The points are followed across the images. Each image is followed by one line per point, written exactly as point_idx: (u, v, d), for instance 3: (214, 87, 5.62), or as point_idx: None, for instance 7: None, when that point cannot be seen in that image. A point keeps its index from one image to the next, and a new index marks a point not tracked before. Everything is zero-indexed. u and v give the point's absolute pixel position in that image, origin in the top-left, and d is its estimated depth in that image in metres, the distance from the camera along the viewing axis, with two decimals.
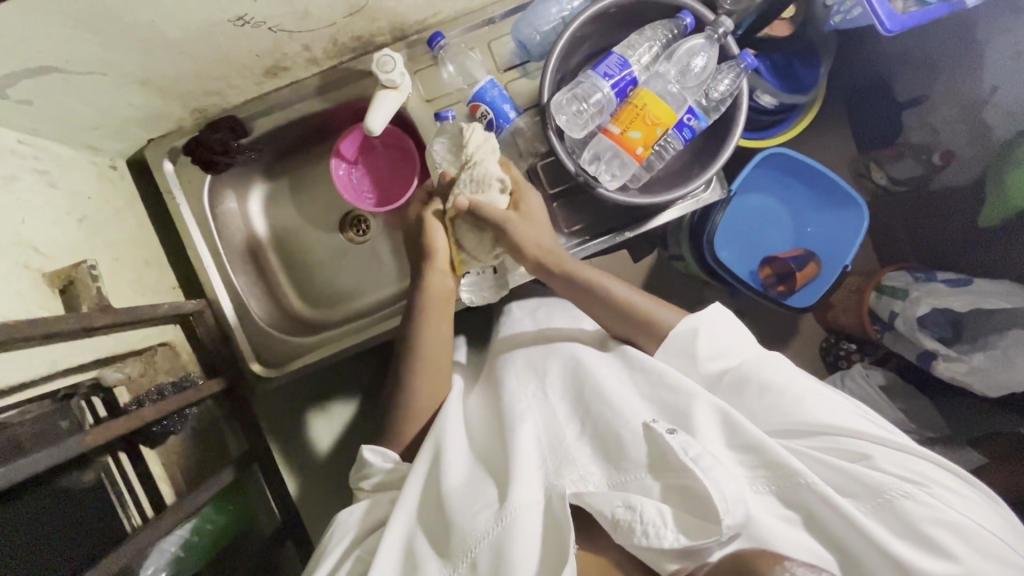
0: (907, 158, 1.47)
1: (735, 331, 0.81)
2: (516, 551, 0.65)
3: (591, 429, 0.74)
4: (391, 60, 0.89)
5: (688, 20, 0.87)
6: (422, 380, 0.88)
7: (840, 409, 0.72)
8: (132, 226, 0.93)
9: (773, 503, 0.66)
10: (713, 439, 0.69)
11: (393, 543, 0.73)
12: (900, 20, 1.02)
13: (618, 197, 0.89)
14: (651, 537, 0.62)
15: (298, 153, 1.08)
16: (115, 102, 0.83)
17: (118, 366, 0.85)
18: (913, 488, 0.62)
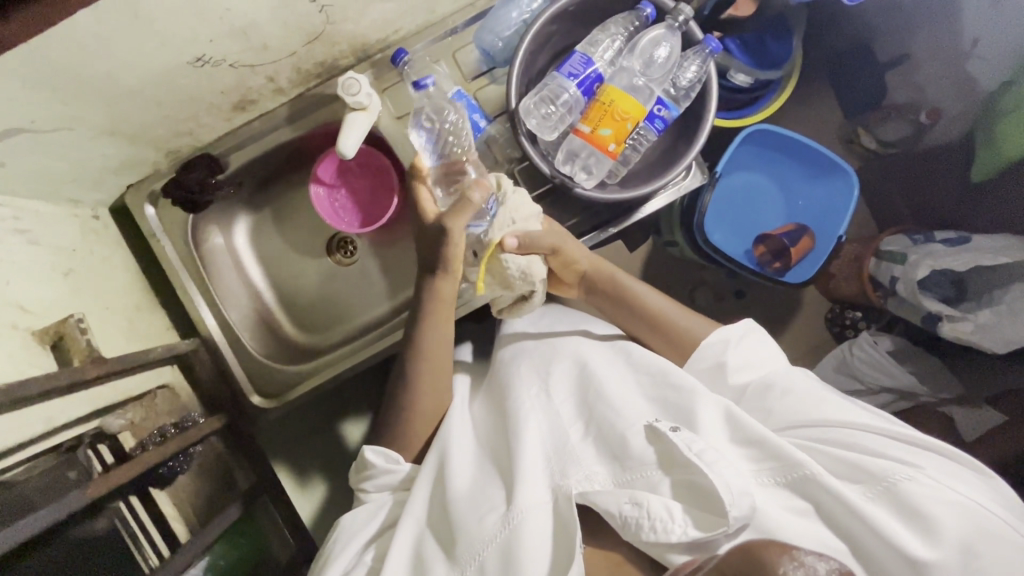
0: (895, 119, 1.47)
1: (764, 348, 0.81)
2: (523, 552, 0.66)
3: (595, 429, 0.74)
4: (356, 82, 0.89)
5: (649, 10, 0.86)
6: (425, 392, 0.87)
7: (841, 403, 0.72)
8: (120, 273, 0.94)
9: (782, 494, 0.66)
10: (718, 434, 0.70)
11: (401, 549, 0.73)
12: None
13: (596, 195, 0.88)
14: (659, 532, 0.62)
15: (276, 182, 1.08)
16: (87, 154, 0.83)
17: (120, 413, 0.85)
18: (914, 471, 0.62)
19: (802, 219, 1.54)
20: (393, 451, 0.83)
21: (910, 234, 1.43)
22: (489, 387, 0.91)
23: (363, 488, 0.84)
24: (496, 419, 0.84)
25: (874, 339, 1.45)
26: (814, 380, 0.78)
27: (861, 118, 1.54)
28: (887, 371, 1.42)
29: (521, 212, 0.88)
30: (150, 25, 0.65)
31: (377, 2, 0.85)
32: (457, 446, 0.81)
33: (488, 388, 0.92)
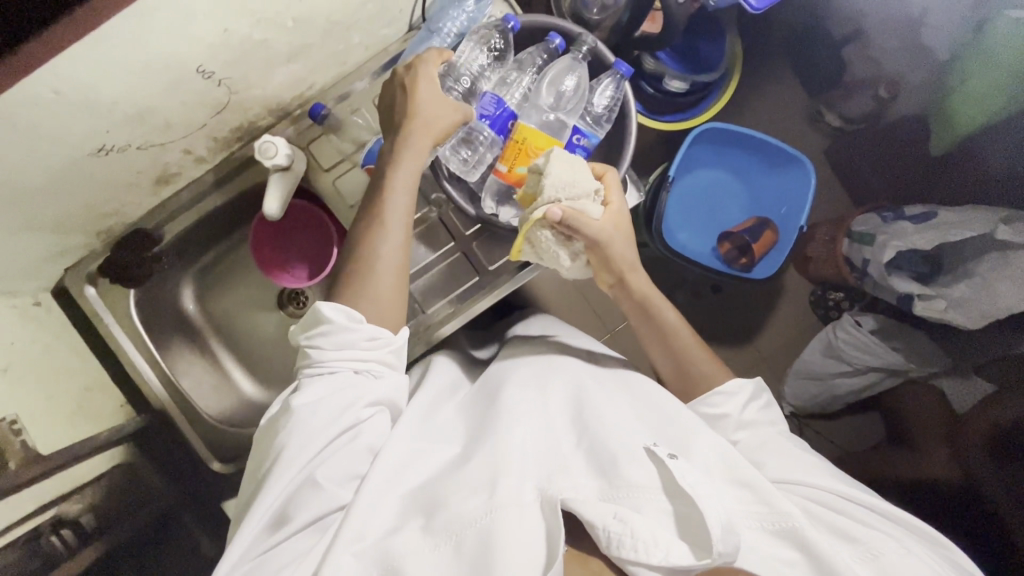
0: (860, 93, 1.46)
1: (770, 409, 0.84)
2: (500, 544, 0.63)
3: (587, 446, 0.75)
4: (272, 145, 0.89)
5: (558, 40, 0.83)
6: (385, 271, 0.77)
7: (821, 468, 0.76)
8: (65, 357, 0.95)
9: (764, 537, 0.66)
10: (710, 470, 0.70)
11: (368, 499, 0.70)
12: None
13: None
14: (640, 552, 0.61)
15: (219, 243, 1.08)
16: (10, 250, 0.84)
17: (77, 498, 0.86)
18: (897, 544, 0.66)
19: (765, 211, 1.52)
20: (356, 313, 0.74)
21: (880, 212, 1.40)
22: (477, 391, 0.91)
23: (312, 348, 0.73)
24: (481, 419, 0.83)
25: (857, 320, 1.38)
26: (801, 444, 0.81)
27: (823, 95, 1.54)
28: (875, 352, 1.36)
29: (575, 188, 0.79)
30: (36, 131, 0.65)
31: (281, 65, 0.85)
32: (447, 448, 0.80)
33: (478, 387, 0.92)
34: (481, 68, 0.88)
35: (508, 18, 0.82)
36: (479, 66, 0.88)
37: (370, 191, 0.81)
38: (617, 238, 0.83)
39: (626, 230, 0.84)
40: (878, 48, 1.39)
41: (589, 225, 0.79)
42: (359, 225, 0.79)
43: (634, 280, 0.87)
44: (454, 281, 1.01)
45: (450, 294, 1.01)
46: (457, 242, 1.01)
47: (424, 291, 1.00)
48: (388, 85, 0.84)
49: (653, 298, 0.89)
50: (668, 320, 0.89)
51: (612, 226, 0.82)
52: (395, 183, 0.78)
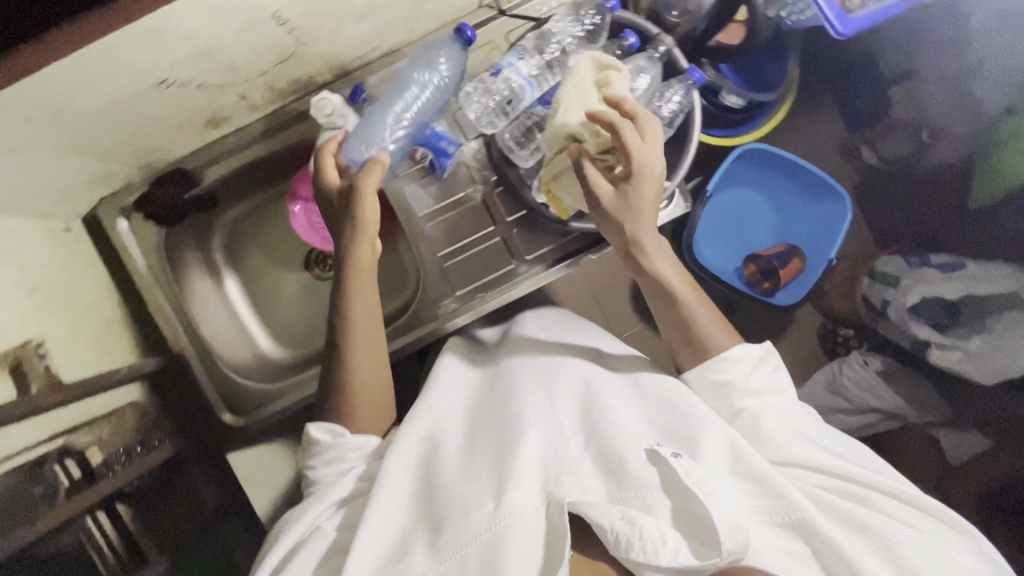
0: (897, 133, 1.43)
1: (775, 385, 0.78)
2: (507, 553, 0.63)
3: (594, 443, 0.72)
4: (329, 102, 0.88)
5: (632, 38, 0.84)
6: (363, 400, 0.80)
7: (836, 449, 0.75)
8: (90, 287, 0.94)
9: (778, 537, 0.66)
10: (718, 463, 0.68)
11: (374, 528, 0.69)
12: (853, 22, 0.91)
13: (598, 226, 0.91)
14: (650, 554, 0.60)
15: (255, 196, 1.07)
16: (52, 172, 0.82)
17: (88, 429, 0.86)
18: (916, 535, 0.65)
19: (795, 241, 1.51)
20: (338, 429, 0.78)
21: (905, 255, 1.39)
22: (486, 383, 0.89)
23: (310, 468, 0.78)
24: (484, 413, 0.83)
25: (864, 359, 1.37)
26: (810, 416, 0.78)
27: (861, 131, 1.48)
28: (874, 392, 1.35)
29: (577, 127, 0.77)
30: (108, 56, 0.64)
31: (352, 23, 0.84)
32: (447, 446, 0.79)
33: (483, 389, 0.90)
34: (573, 40, 0.86)
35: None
36: (571, 36, 0.86)
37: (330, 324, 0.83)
38: (619, 191, 0.75)
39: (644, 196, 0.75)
40: (927, 92, 1.36)
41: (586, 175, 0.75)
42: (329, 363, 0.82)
43: (649, 231, 0.76)
44: (487, 265, 0.99)
45: (479, 279, 1.00)
46: (497, 227, 0.98)
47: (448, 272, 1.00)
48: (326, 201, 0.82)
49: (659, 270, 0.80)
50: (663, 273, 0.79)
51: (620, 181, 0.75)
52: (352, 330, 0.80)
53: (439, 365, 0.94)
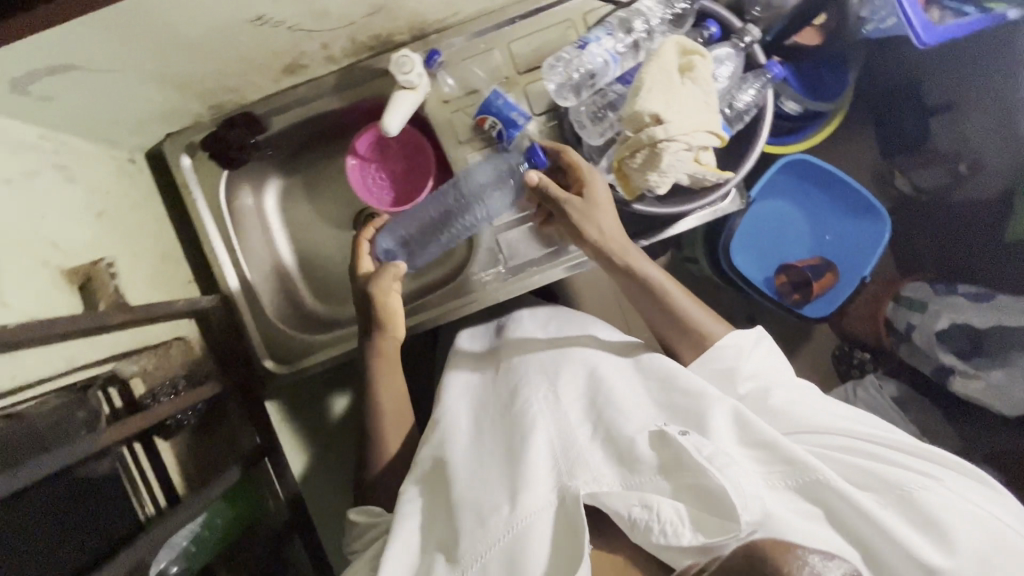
0: (935, 165, 1.40)
1: (775, 362, 0.82)
2: (529, 555, 0.66)
3: (601, 430, 0.74)
4: (410, 60, 0.90)
5: (714, 29, 0.85)
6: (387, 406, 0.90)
7: (842, 415, 0.75)
8: (149, 219, 0.94)
9: (792, 498, 0.65)
10: (726, 437, 0.69)
11: (401, 552, 0.74)
12: (938, 32, 0.86)
13: (659, 210, 0.91)
14: (669, 536, 0.61)
15: (313, 150, 1.09)
16: (133, 98, 0.83)
17: (133, 359, 0.86)
18: (935, 483, 0.63)
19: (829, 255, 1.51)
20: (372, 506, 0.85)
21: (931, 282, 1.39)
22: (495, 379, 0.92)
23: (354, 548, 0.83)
24: (495, 412, 0.85)
25: (880, 383, 1.40)
26: (812, 391, 0.80)
27: (897, 158, 1.47)
28: (887, 415, 1.37)
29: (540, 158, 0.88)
30: None
31: None
32: (457, 448, 0.81)
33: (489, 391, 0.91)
34: (660, 24, 0.85)
35: None
36: (659, 19, 0.86)
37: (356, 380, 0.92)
38: (583, 207, 0.86)
39: (599, 199, 0.86)
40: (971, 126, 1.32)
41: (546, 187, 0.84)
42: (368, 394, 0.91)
43: (609, 232, 0.87)
44: (539, 241, 1.01)
45: (524, 258, 1.02)
46: None
47: (485, 251, 1.02)
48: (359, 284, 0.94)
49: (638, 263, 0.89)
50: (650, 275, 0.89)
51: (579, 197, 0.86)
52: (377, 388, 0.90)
53: (445, 384, 0.97)
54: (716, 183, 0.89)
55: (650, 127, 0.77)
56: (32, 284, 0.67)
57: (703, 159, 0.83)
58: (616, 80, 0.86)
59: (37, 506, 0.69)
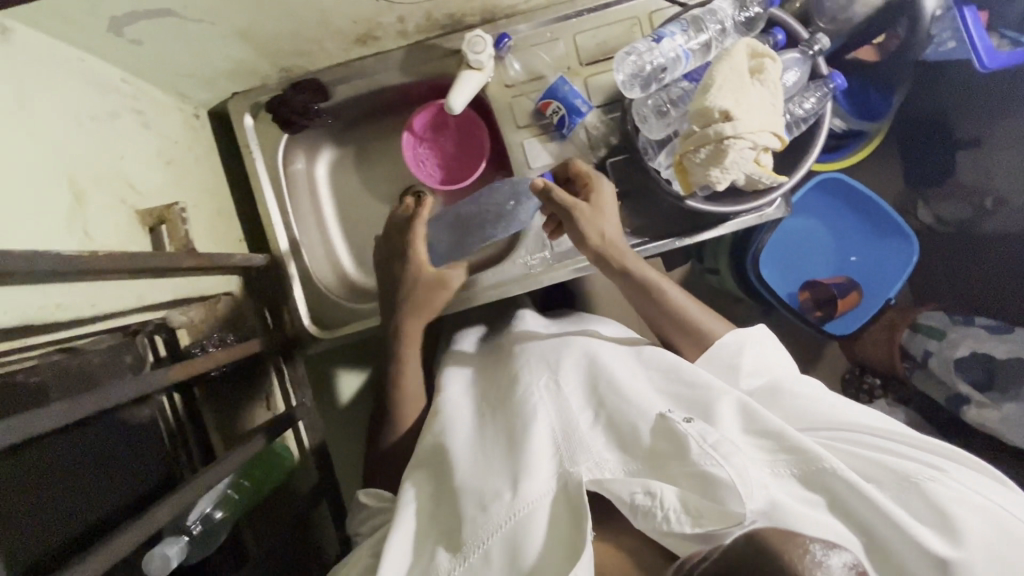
0: (958, 198, 1.36)
1: (775, 356, 0.83)
2: (528, 541, 0.64)
3: (606, 417, 0.74)
4: (484, 40, 0.92)
5: (780, 36, 0.88)
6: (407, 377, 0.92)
7: (843, 408, 0.75)
8: (209, 173, 0.96)
9: (799, 488, 0.64)
10: (731, 426, 0.69)
11: (402, 539, 0.71)
12: (1000, 59, 0.90)
13: (708, 208, 0.91)
14: (673, 523, 0.60)
15: (369, 123, 1.10)
16: (213, 53, 0.85)
17: (182, 310, 0.86)
18: (938, 473, 0.63)
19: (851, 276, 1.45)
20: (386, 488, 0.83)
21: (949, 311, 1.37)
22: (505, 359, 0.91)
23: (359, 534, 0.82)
24: (496, 396, 0.84)
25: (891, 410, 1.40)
26: (815, 384, 0.80)
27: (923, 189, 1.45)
28: None
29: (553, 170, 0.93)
30: None
31: None
32: (458, 433, 0.79)
33: (490, 379, 0.91)
34: (732, 25, 0.87)
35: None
36: (732, 20, 0.88)
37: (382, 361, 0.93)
38: (591, 212, 0.90)
39: (606, 208, 0.91)
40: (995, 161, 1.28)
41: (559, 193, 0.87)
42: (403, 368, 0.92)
43: (612, 234, 0.91)
44: None
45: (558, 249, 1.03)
46: None
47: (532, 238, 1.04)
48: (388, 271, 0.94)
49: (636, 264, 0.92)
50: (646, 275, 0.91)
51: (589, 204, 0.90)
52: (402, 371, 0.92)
53: (446, 376, 0.94)
54: (767, 186, 0.90)
55: (718, 123, 0.79)
56: (109, 219, 0.69)
57: (761, 161, 0.84)
58: (682, 78, 0.90)
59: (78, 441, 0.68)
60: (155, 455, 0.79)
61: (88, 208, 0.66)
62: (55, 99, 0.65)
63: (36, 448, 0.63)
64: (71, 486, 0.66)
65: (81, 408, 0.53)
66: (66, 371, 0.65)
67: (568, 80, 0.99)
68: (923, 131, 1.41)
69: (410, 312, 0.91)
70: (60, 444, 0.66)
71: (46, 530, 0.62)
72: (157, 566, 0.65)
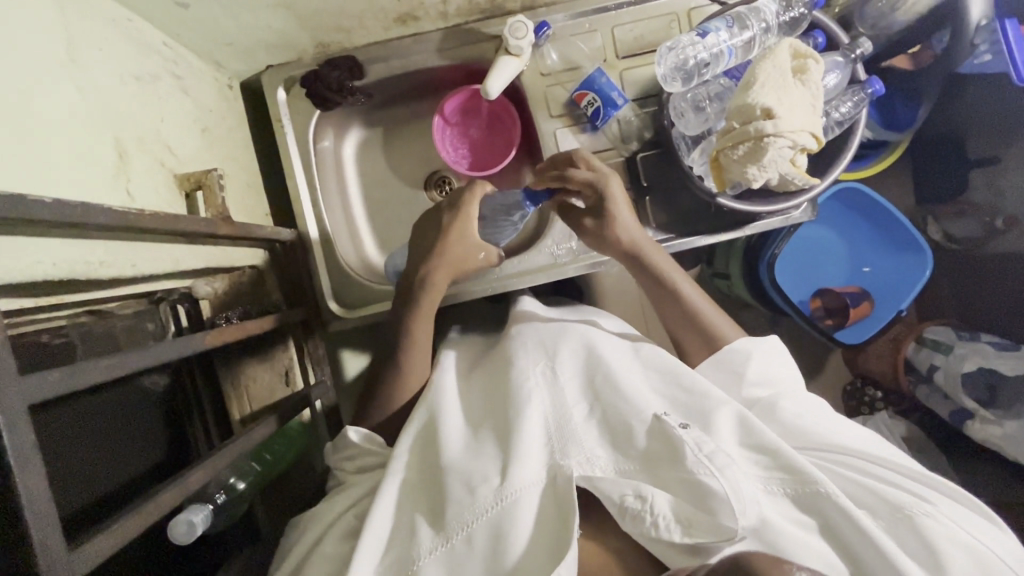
0: (970, 217, 1.37)
1: (782, 365, 0.82)
2: (513, 534, 0.63)
3: (600, 412, 0.73)
4: (525, 27, 0.91)
5: (820, 39, 0.88)
6: (420, 349, 0.87)
7: (846, 430, 0.75)
8: (240, 145, 0.95)
9: (788, 507, 0.65)
10: (729, 438, 0.69)
11: (383, 510, 0.69)
12: None
13: (738, 207, 0.91)
14: (660, 530, 0.61)
15: (399, 105, 1.10)
16: (256, 22, 0.84)
17: (209, 280, 0.85)
18: (929, 507, 0.64)
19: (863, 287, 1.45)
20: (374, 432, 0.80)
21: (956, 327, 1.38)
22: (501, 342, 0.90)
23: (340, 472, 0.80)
24: (490, 383, 0.83)
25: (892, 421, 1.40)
26: (820, 403, 0.80)
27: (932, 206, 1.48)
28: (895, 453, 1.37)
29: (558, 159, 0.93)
30: None
31: None
32: (449, 414, 0.77)
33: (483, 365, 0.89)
34: (776, 24, 0.88)
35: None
36: (775, 20, 0.88)
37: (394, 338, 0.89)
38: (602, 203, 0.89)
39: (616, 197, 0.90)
40: (1006, 182, 1.29)
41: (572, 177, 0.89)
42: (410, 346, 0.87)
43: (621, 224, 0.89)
44: None
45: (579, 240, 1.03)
46: (631, 189, 1.01)
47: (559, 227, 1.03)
48: (426, 223, 0.93)
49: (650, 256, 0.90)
50: (659, 264, 0.90)
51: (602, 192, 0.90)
52: (418, 342, 0.87)
53: (441, 358, 0.92)
54: (798, 188, 0.91)
55: (759, 121, 0.79)
56: (149, 182, 0.68)
57: (798, 162, 0.84)
58: (722, 76, 0.91)
59: (98, 407, 0.68)
60: (175, 423, 0.81)
61: (132, 168, 0.65)
62: (101, 55, 0.64)
63: (67, 406, 0.64)
64: (101, 447, 0.68)
65: (127, 364, 0.52)
66: (95, 336, 0.69)
67: (605, 72, 0.98)
68: (939, 149, 1.41)
69: (441, 265, 0.88)
70: (93, 406, 0.67)
71: (79, 490, 0.63)
72: (183, 534, 0.64)
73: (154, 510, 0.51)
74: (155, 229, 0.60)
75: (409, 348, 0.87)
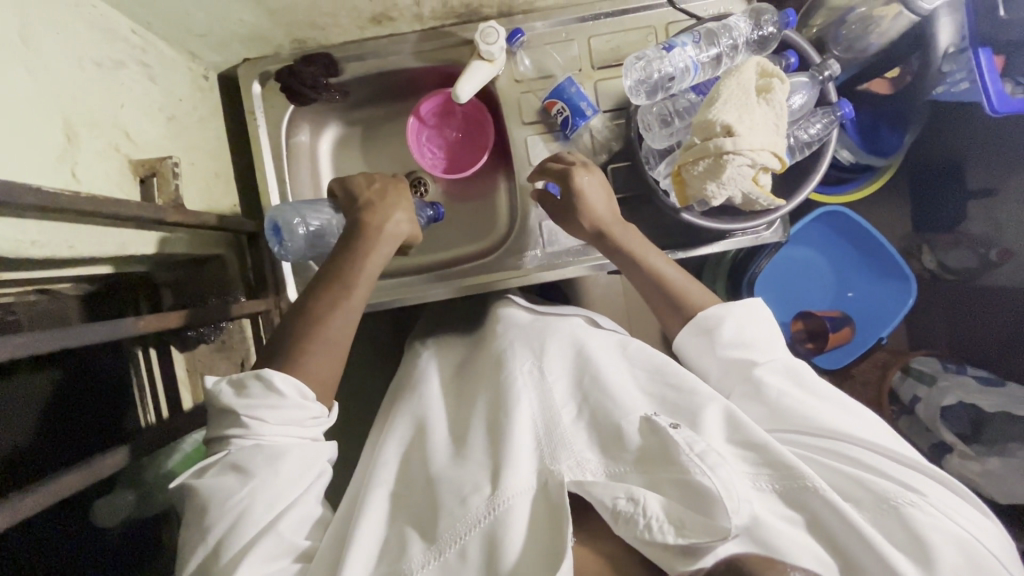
0: (963, 246, 1.33)
1: (764, 325, 0.81)
2: (507, 541, 0.62)
3: (589, 414, 0.73)
4: (496, 32, 0.92)
5: (793, 59, 0.88)
6: (353, 302, 0.78)
7: (837, 410, 0.73)
8: (211, 135, 0.96)
9: (777, 502, 0.64)
10: (716, 436, 0.68)
11: (368, 528, 0.68)
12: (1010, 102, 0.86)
13: (706, 224, 0.89)
14: (654, 532, 0.58)
15: (378, 104, 1.11)
16: (227, 15, 0.85)
17: (169, 269, 0.90)
18: (916, 497, 0.63)
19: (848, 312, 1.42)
20: (306, 387, 0.71)
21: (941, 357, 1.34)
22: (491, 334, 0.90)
23: (253, 420, 0.67)
24: (474, 387, 0.83)
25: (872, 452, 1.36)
26: (810, 372, 0.77)
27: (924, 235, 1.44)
28: None
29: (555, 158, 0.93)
30: None
31: None
32: (435, 421, 0.79)
33: (470, 367, 0.89)
34: (745, 42, 0.90)
35: (791, 11, 0.88)
36: (745, 37, 0.90)
37: (321, 278, 0.80)
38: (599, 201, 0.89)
39: (603, 189, 0.90)
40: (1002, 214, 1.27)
41: (571, 176, 0.88)
42: (344, 297, 0.78)
43: (603, 216, 0.88)
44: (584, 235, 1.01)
45: (552, 249, 1.02)
46: None
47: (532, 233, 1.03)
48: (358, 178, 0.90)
49: (626, 238, 0.89)
50: (631, 244, 0.88)
51: (601, 191, 0.90)
52: (352, 284, 0.79)
53: (424, 365, 0.93)
54: (765, 208, 0.89)
55: (719, 137, 0.78)
56: (100, 164, 0.69)
57: (760, 181, 0.84)
58: (689, 91, 0.91)
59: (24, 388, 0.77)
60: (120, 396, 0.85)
61: (81, 151, 0.66)
62: (59, 39, 0.65)
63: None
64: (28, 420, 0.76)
65: (44, 343, 0.53)
66: (43, 312, 0.73)
67: (577, 81, 0.98)
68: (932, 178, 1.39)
69: (404, 207, 0.88)
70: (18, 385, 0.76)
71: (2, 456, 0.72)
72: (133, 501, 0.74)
73: (41, 500, 0.52)
74: (89, 214, 0.61)
75: (344, 292, 0.78)
